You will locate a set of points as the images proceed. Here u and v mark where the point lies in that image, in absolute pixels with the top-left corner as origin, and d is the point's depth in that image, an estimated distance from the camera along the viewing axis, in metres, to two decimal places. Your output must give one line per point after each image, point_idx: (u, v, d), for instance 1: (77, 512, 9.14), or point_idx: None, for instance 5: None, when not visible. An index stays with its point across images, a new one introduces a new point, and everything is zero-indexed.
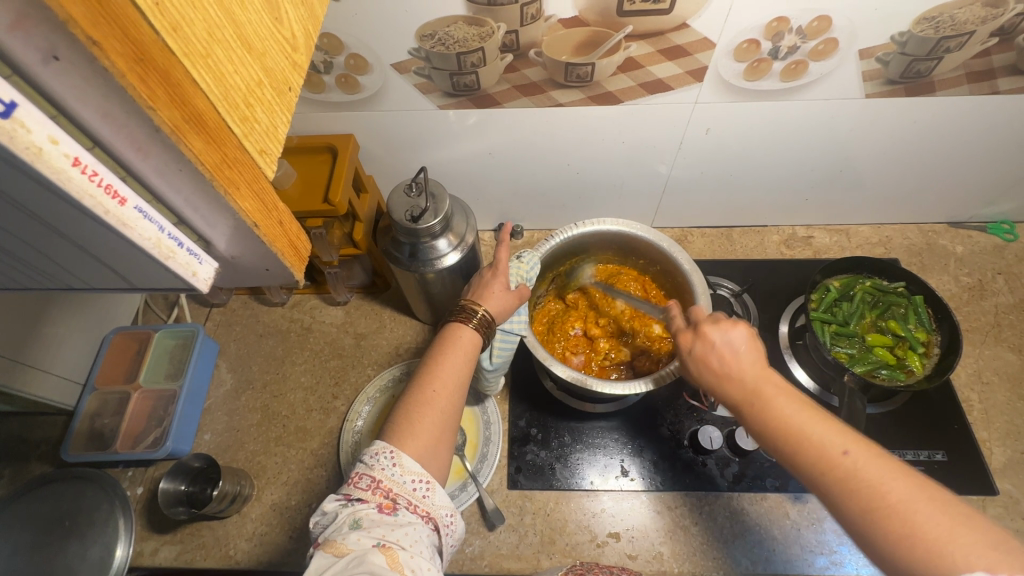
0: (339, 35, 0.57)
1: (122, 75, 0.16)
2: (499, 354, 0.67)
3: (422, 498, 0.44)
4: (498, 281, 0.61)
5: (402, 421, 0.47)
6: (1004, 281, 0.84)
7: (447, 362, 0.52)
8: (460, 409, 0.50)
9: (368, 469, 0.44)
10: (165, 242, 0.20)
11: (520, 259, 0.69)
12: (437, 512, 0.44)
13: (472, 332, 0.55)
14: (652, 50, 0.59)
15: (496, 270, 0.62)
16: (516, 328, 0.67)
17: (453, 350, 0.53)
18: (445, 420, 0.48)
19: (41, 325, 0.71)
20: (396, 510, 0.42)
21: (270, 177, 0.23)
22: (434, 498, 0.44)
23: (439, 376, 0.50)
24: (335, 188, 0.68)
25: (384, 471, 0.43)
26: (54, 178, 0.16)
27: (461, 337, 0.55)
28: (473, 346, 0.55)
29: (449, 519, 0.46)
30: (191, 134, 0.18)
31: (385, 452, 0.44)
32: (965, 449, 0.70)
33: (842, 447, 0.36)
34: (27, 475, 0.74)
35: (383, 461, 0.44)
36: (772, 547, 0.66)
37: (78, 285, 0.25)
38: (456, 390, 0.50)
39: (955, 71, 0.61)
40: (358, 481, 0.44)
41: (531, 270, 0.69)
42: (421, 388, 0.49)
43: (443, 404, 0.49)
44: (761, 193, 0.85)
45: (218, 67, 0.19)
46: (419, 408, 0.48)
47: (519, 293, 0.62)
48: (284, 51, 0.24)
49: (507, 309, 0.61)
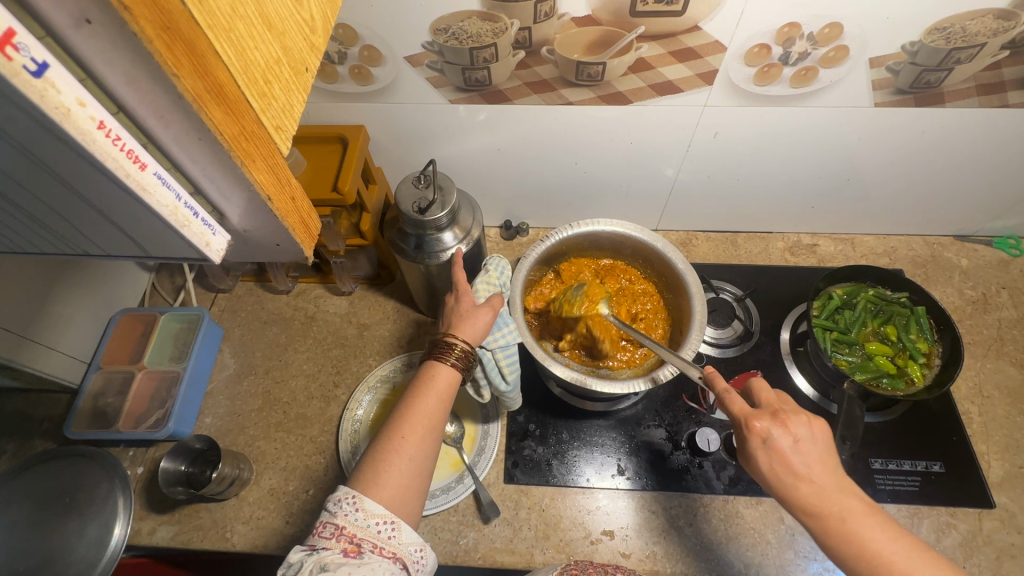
0: (354, 27, 0.58)
1: (149, 41, 0.16)
2: (509, 370, 0.66)
3: (388, 539, 0.44)
4: (464, 302, 0.61)
5: (368, 467, 0.47)
6: (1008, 295, 0.84)
7: (419, 407, 0.51)
8: (432, 452, 0.50)
9: (332, 516, 0.44)
10: (181, 210, 0.21)
11: (489, 269, 0.70)
12: (405, 551, 0.44)
13: (449, 371, 0.55)
14: (664, 52, 0.59)
15: (457, 291, 0.63)
16: (509, 338, 0.66)
17: (427, 392, 0.53)
18: (414, 466, 0.48)
19: (48, 302, 0.72)
20: (361, 553, 0.42)
21: (283, 154, 0.23)
22: (401, 538, 0.44)
23: (410, 423, 0.49)
24: (344, 178, 0.69)
25: (348, 517, 0.43)
26: (79, 139, 0.16)
27: (437, 378, 0.54)
28: (448, 385, 0.54)
29: (418, 555, 0.45)
30: (212, 104, 0.19)
31: (348, 498, 0.44)
32: (965, 461, 0.70)
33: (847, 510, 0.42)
34: (29, 451, 0.75)
35: (345, 507, 0.44)
36: (766, 551, 0.66)
37: (90, 251, 0.26)
38: (427, 435, 0.50)
39: (965, 82, 0.61)
40: (322, 530, 0.43)
41: (501, 276, 0.70)
42: (390, 436, 0.49)
43: (412, 449, 0.48)
44: (768, 200, 0.86)
45: (238, 42, 0.20)
46: (388, 453, 0.47)
47: (491, 303, 0.62)
48: (302, 32, 0.25)
49: (484, 325, 0.60)
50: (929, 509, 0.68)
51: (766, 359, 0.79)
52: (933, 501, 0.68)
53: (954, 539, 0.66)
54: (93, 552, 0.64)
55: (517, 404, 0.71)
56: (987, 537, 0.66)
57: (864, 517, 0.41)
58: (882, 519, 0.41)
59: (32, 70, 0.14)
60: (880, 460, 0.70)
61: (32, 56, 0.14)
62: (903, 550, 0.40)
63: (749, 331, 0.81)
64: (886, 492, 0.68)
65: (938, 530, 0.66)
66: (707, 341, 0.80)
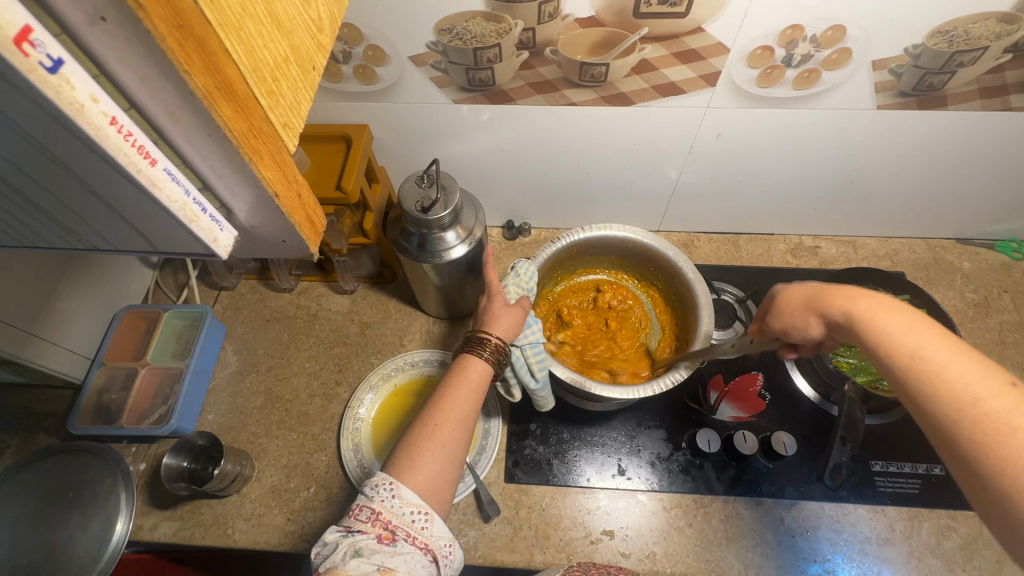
0: (359, 26, 0.59)
1: (161, 38, 0.17)
2: (538, 369, 0.65)
3: (421, 529, 0.44)
4: (495, 301, 0.62)
5: (402, 453, 0.47)
6: (1010, 298, 0.84)
7: (453, 396, 0.51)
8: (465, 443, 0.50)
9: (368, 501, 0.44)
10: (189, 206, 0.21)
11: (517, 270, 0.69)
12: (436, 544, 0.44)
13: (482, 365, 0.55)
14: (667, 53, 0.59)
15: (490, 291, 0.63)
16: (539, 338, 0.65)
17: (462, 382, 0.53)
18: (447, 455, 0.48)
19: (53, 298, 0.72)
20: (395, 541, 0.43)
21: (291, 151, 0.24)
22: (433, 530, 0.44)
23: (444, 411, 0.50)
24: (348, 176, 0.69)
25: (384, 503, 0.44)
26: (93, 135, 0.17)
27: (470, 369, 0.54)
28: (481, 378, 0.55)
29: (448, 550, 0.45)
30: (222, 102, 0.19)
31: (385, 484, 0.44)
32: None
33: (919, 349, 0.36)
34: (33, 446, 0.76)
35: (382, 492, 0.44)
36: (765, 552, 0.66)
37: (99, 246, 0.26)
38: (461, 424, 0.50)
39: (967, 86, 0.61)
40: (358, 513, 0.44)
41: (530, 280, 0.69)
42: (425, 423, 0.49)
43: (446, 438, 0.48)
44: (769, 202, 0.86)
45: (247, 40, 0.20)
46: (422, 440, 0.48)
47: (521, 304, 0.62)
48: (310, 32, 0.25)
49: (516, 324, 0.60)
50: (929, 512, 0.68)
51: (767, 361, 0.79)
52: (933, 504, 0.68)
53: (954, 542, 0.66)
54: (96, 548, 0.64)
55: (547, 405, 0.71)
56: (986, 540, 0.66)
57: (892, 314, 0.39)
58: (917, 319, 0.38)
59: (47, 66, 0.15)
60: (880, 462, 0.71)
61: (47, 53, 0.15)
62: (936, 343, 0.36)
63: None
64: (886, 494, 0.68)
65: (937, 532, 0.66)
66: None
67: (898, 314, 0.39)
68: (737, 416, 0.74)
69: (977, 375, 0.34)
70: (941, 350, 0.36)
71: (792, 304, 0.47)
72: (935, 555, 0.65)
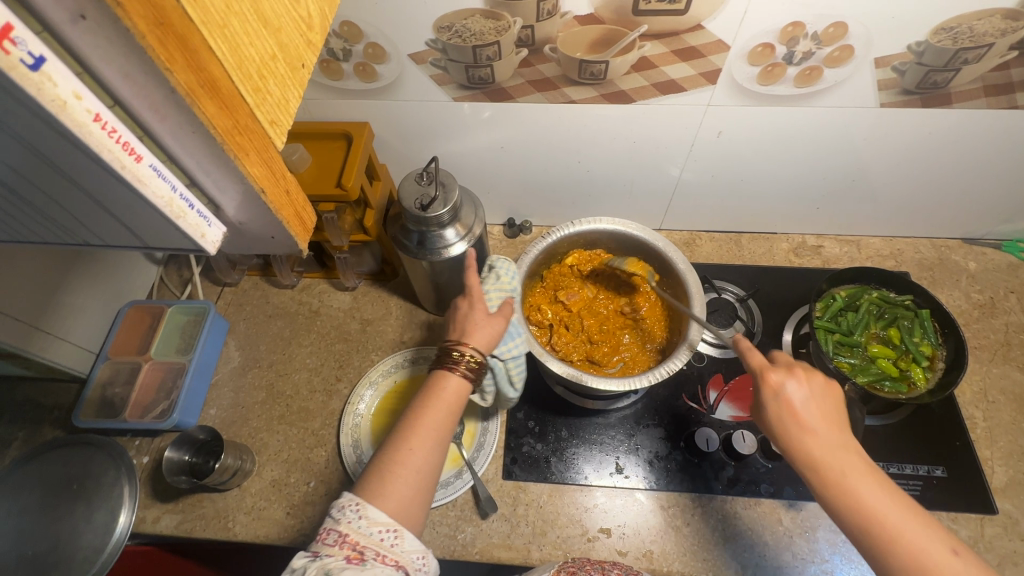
0: (359, 24, 0.59)
1: (142, 36, 0.17)
2: (517, 377, 0.66)
3: (390, 547, 0.44)
4: (477, 310, 0.61)
5: (374, 476, 0.47)
6: (1017, 299, 0.83)
7: (426, 417, 0.51)
8: (439, 462, 0.50)
9: (336, 523, 0.44)
10: (176, 202, 0.21)
11: (495, 270, 0.69)
12: (408, 559, 0.44)
13: (458, 381, 0.55)
14: (667, 50, 0.59)
15: (471, 297, 0.62)
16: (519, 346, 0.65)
17: (437, 401, 0.53)
18: (419, 477, 0.48)
19: (58, 293, 0.73)
20: (363, 561, 0.42)
21: (278, 148, 0.24)
22: (404, 546, 0.44)
23: (416, 433, 0.50)
24: (348, 174, 0.69)
25: (350, 524, 0.44)
26: (76, 131, 0.17)
27: (445, 388, 0.54)
28: (458, 395, 0.54)
29: (422, 562, 0.45)
30: (205, 98, 0.19)
31: (352, 506, 0.45)
32: (967, 466, 0.69)
33: (896, 523, 0.40)
34: (39, 438, 0.77)
35: (349, 514, 0.44)
36: (764, 552, 0.66)
37: (92, 241, 0.27)
38: (434, 445, 0.50)
39: (973, 83, 0.60)
40: (326, 536, 0.44)
41: (512, 281, 0.69)
42: (397, 445, 0.49)
43: (418, 460, 0.48)
44: (772, 201, 0.86)
45: (233, 37, 0.20)
46: (393, 463, 0.48)
47: (503, 312, 0.62)
48: (299, 30, 0.25)
49: (497, 334, 0.60)
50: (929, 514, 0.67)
51: None
52: (934, 506, 0.67)
53: None
54: (100, 538, 0.65)
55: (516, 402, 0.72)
56: (988, 543, 0.65)
57: (868, 478, 0.42)
58: (888, 486, 0.42)
59: (29, 64, 0.15)
60: (880, 463, 0.70)
61: (29, 51, 0.15)
62: (908, 518, 0.40)
63: (751, 332, 0.80)
64: None
65: None
66: (708, 341, 0.80)
67: (874, 477, 0.42)
68: (736, 415, 0.74)
69: (950, 552, 0.39)
70: (913, 525, 0.40)
71: (789, 430, 0.45)
72: None
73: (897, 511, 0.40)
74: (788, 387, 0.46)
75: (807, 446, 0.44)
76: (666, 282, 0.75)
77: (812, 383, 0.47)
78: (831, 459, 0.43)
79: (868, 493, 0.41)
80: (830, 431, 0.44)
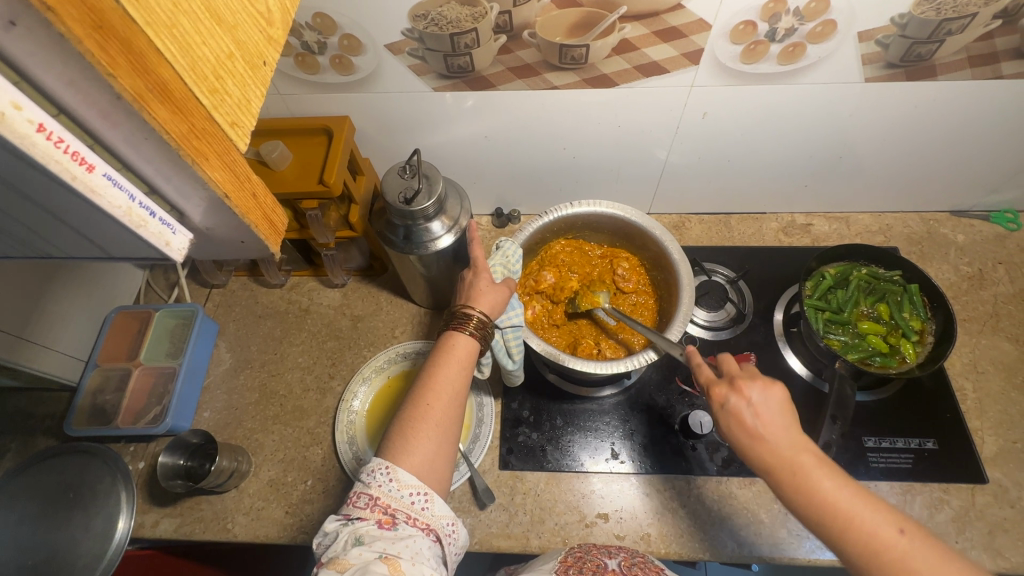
0: (331, 15, 0.57)
1: (78, 41, 0.16)
2: (516, 351, 0.66)
3: (421, 510, 0.44)
4: (481, 278, 0.60)
5: (397, 436, 0.47)
6: (1005, 270, 0.84)
7: (442, 375, 0.51)
8: (458, 418, 0.50)
9: (365, 488, 0.45)
10: (135, 210, 0.21)
11: (503, 249, 0.69)
12: (438, 523, 0.45)
13: (468, 339, 0.55)
14: (648, 31, 0.58)
15: (476, 268, 0.62)
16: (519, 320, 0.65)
17: (449, 360, 0.53)
18: (442, 434, 0.48)
19: (42, 303, 0.72)
20: (396, 525, 0.43)
21: (242, 150, 0.23)
22: (433, 509, 0.45)
23: (434, 390, 0.50)
24: (329, 169, 0.68)
25: (381, 488, 0.44)
26: (18, 142, 0.17)
27: (456, 347, 0.54)
28: (470, 354, 0.55)
29: (451, 528, 0.46)
30: (157, 104, 0.18)
31: (381, 469, 0.45)
32: (958, 438, 0.70)
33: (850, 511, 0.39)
34: (33, 448, 0.76)
35: (379, 477, 0.44)
36: (760, 530, 0.67)
37: (54, 254, 0.26)
38: (453, 402, 0.50)
39: (957, 54, 0.60)
40: (357, 500, 0.44)
41: (516, 260, 0.69)
42: (417, 404, 0.49)
43: (441, 417, 0.49)
44: (759, 181, 0.85)
45: (183, 39, 0.19)
46: (415, 422, 0.48)
47: (506, 284, 0.62)
48: (257, 25, 0.24)
49: (499, 304, 0.60)
50: (921, 486, 0.68)
51: (759, 341, 0.79)
52: (926, 478, 0.68)
53: (947, 515, 0.66)
54: (98, 545, 0.65)
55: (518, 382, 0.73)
56: (980, 512, 0.66)
57: (822, 466, 0.41)
58: (842, 474, 0.41)
59: None
60: (873, 438, 0.71)
61: None
62: (854, 499, 0.39)
63: (742, 313, 0.80)
64: (879, 470, 0.69)
65: (931, 505, 0.67)
66: (700, 324, 0.81)
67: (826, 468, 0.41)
68: None
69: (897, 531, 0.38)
70: (862, 507, 0.39)
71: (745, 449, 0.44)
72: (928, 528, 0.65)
73: (848, 500, 0.40)
74: (731, 398, 0.46)
75: (762, 449, 0.43)
76: (661, 272, 0.74)
77: (755, 387, 0.46)
78: (785, 455, 0.42)
79: (821, 482, 0.40)
80: (783, 435, 0.43)
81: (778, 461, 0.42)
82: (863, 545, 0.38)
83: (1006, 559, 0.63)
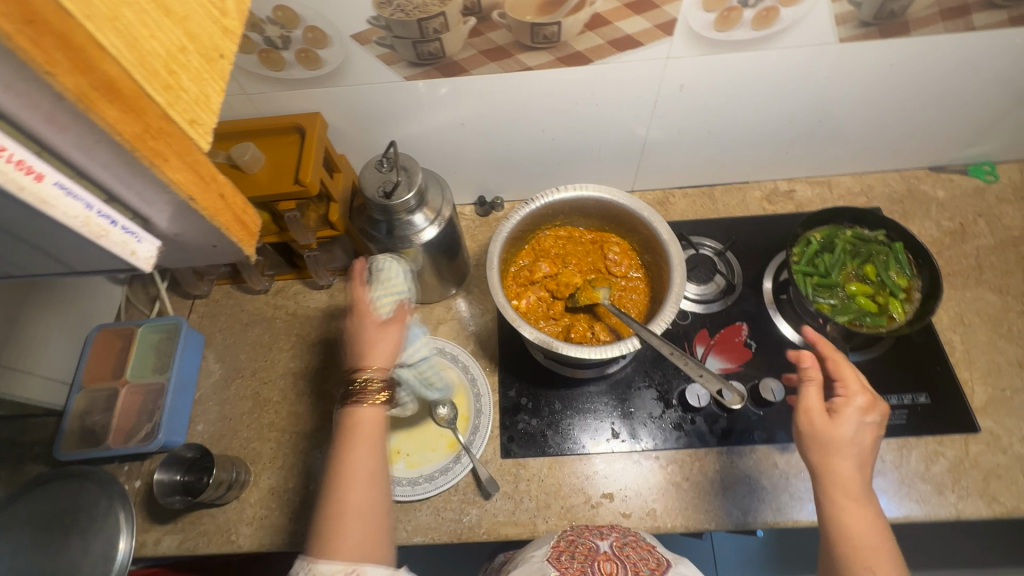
0: (292, 7, 0.56)
1: (8, 36, 0.15)
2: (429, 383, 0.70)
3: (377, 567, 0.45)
4: (368, 322, 0.57)
5: (319, 535, 0.47)
6: (985, 223, 0.85)
7: (352, 455, 0.50)
8: (382, 498, 0.50)
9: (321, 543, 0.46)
10: (94, 220, 0.20)
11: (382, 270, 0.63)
12: None
13: (371, 411, 0.53)
14: (619, 5, 0.57)
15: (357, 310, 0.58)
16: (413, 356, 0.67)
17: (359, 437, 0.51)
18: (364, 523, 0.47)
19: (18, 327, 0.70)
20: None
21: (206, 151, 0.22)
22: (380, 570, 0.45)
23: (346, 477, 0.49)
24: (305, 168, 0.66)
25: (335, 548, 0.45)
26: None
27: (360, 422, 0.52)
28: (379, 422, 0.53)
29: None
30: (102, 102, 0.18)
31: (303, 570, 0.44)
32: (948, 390, 0.71)
33: (852, 506, 0.48)
34: (23, 476, 0.75)
35: None
36: (763, 497, 0.67)
37: (27, 272, 0.26)
38: (369, 481, 0.49)
39: (929, 9, 0.60)
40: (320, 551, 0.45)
41: (398, 279, 0.63)
42: (331, 500, 0.48)
43: (359, 507, 0.48)
44: (741, 151, 0.85)
45: (128, 31, 0.18)
46: (333, 522, 0.47)
47: (394, 317, 0.59)
48: (212, 13, 0.22)
49: (393, 350, 0.57)
50: (917, 440, 0.69)
51: (750, 311, 0.79)
52: (921, 432, 0.69)
53: (942, 466, 0.67)
54: (100, 568, 0.64)
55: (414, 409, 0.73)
56: (973, 461, 0.67)
57: (854, 466, 0.50)
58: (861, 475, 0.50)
59: None
60: None
61: None
62: (860, 490, 0.49)
63: (731, 285, 0.81)
64: None
65: (926, 459, 0.68)
66: (691, 298, 0.81)
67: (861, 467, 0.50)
68: (725, 367, 0.75)
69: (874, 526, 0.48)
70: (860, 505, 0.49)
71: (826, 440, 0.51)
72: (925, 481, 0.67)
73: (850, 489, 0.49)
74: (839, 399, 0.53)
75: (828, 447, 0.51)
76: (651, 256, 0.74)
77: (865, 399, 0.53)
78: (843, 452, 0.50)
79: (843, 473, 0.49)
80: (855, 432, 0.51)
81: (841, 456, 0.50)
82: (845, 532, 0.48)
83: (1001, 504, 0.64)
